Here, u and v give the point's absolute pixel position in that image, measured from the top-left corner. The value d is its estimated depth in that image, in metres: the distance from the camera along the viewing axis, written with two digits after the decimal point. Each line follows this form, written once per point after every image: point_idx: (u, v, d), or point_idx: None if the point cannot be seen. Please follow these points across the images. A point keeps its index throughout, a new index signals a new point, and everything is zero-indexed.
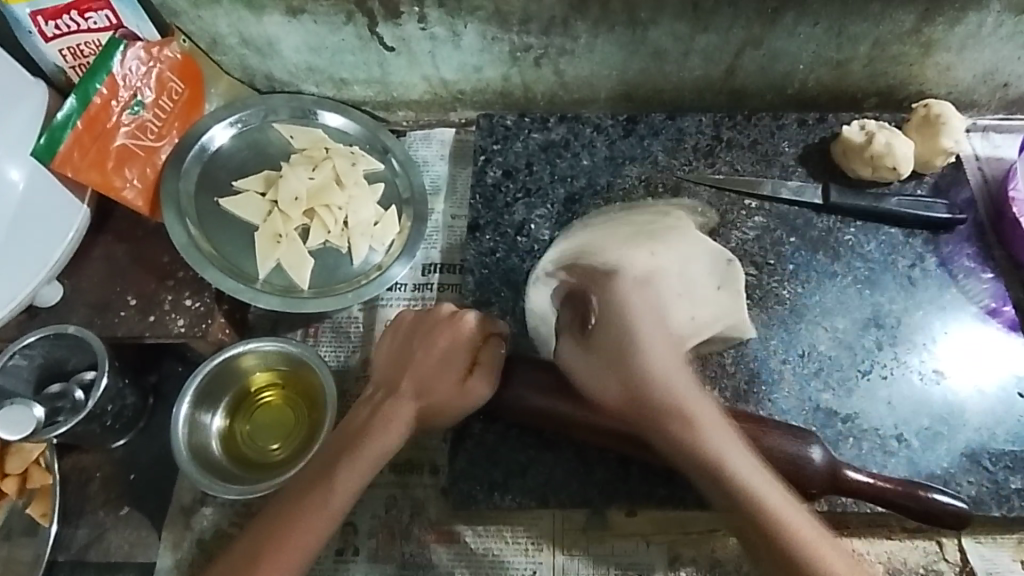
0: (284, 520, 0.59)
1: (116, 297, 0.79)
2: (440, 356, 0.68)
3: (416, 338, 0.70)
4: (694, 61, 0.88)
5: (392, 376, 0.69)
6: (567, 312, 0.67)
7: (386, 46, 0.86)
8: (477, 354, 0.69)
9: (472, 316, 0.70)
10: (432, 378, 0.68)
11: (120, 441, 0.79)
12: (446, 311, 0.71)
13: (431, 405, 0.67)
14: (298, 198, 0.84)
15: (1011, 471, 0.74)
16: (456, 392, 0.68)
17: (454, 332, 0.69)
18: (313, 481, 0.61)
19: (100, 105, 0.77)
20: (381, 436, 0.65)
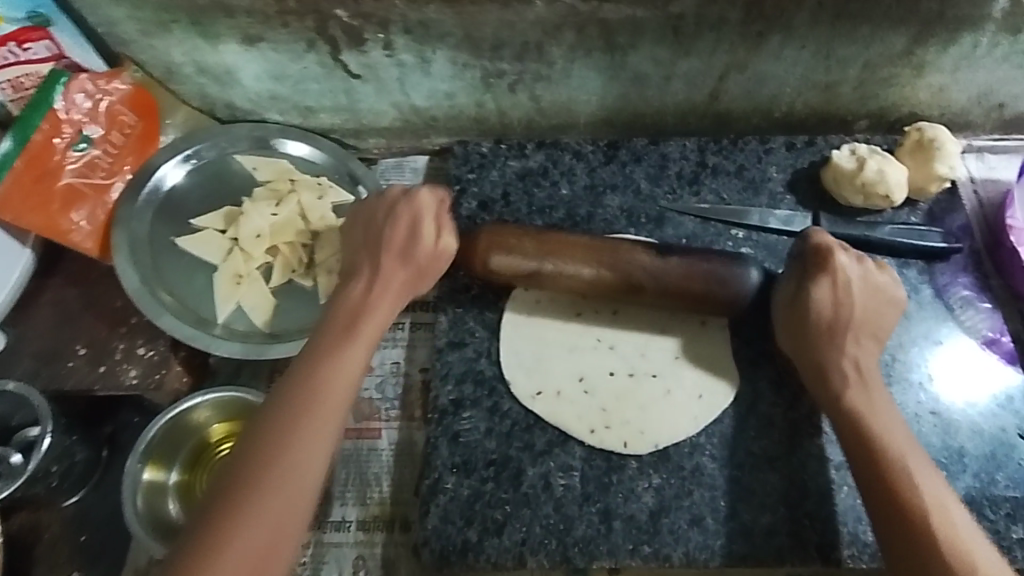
0: (278, 439, 0.57)
1: (66, 347, 0.74)
2: (405, 234, 0.68)
3: (375, 221, 0.69)
4: (676, 86, 0.84)
5: (361, 262, 0.68)
6: (786, 289, 0.68)
7: (351, 73, 0.81)
8: (439, 221, 0.70)
9: (426, 191, 0.70)
10: (403, 250, 0.68)
11: (71, 498, 0.74)
12: (398, 194, 0.70)
13: (406, 275, 0.67)
14: (260, 235, 0.79)
15: (1013, 519, 0.71)
16: (430, 256, 0.68)
17: (413, 209, 0.69)
18: (308, 381, 0.60)
19: (41, 143, 0.73)
20: (375, 313, 0.65)
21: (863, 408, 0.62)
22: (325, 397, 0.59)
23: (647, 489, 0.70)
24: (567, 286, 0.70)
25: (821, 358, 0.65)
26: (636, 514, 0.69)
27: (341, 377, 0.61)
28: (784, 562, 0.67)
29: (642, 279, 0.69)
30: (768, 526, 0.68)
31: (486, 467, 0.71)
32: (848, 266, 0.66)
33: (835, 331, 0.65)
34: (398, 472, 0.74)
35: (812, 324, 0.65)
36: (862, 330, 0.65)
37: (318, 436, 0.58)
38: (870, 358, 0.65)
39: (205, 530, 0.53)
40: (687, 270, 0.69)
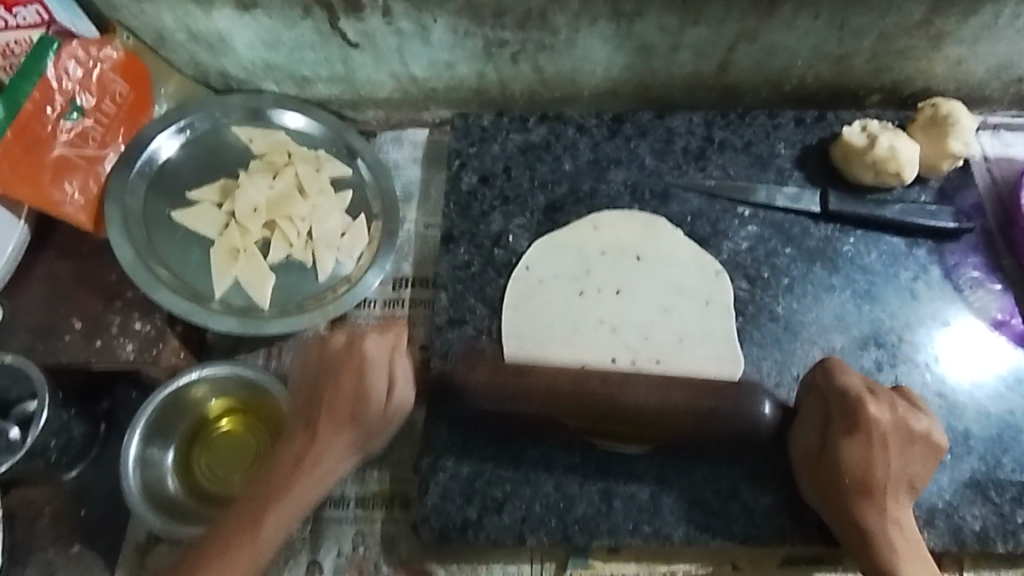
0: (222, 558, 0.59)
1: (61, 321, 0.74)
2: (353, 393, 0.64)
3: (324, 375, 0.65)
4: (684, 57, 0.81)
5: (298, 424, 0.64)
6: (809, 412, 0.65)
7: (349, 42, 0.79)
8: (391, 373, 0.65)
9: (373, 342, 0.65)
10: (354, 413, 0.63)
11: (71, 473, 0.74)
12: (343, 341, 0.66)
13: (357, 435, 0.64)
14: (256, 209, 0.78)
15: (1016, 502, 0.70)
16: (378, 419, 0.64)
17: (353, 362, 0.64)
18: (268, 497, 0.61)
19: (31, 112, 0.71)
20: (313, 478, 0.62)
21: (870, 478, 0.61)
22: (260, 534, 0.60)
23: (648, 468, 0.69)
24: (562, 397, 0.65)
25: (835, 454, 0.62)
26: (637, 493, 0.69)
27: (305, 492, 0.62)
28: (784, 541, 0.67)
29: (623, 403, 0.63)
30: (770, 507, 0.68)
31: (486, 445, 0.71)
32: (877, 409, 0.62)
33: (864, 435, 0.62)
34: (398, 449, 0.74)
35: (842, 473, 0.62)
36: (892, 438, 0.62)
37: (242, 562, 0.59)
38: (894, 464, 0.62)
39: (185, 571, 0.60)
40: (689, 403, 0.64)
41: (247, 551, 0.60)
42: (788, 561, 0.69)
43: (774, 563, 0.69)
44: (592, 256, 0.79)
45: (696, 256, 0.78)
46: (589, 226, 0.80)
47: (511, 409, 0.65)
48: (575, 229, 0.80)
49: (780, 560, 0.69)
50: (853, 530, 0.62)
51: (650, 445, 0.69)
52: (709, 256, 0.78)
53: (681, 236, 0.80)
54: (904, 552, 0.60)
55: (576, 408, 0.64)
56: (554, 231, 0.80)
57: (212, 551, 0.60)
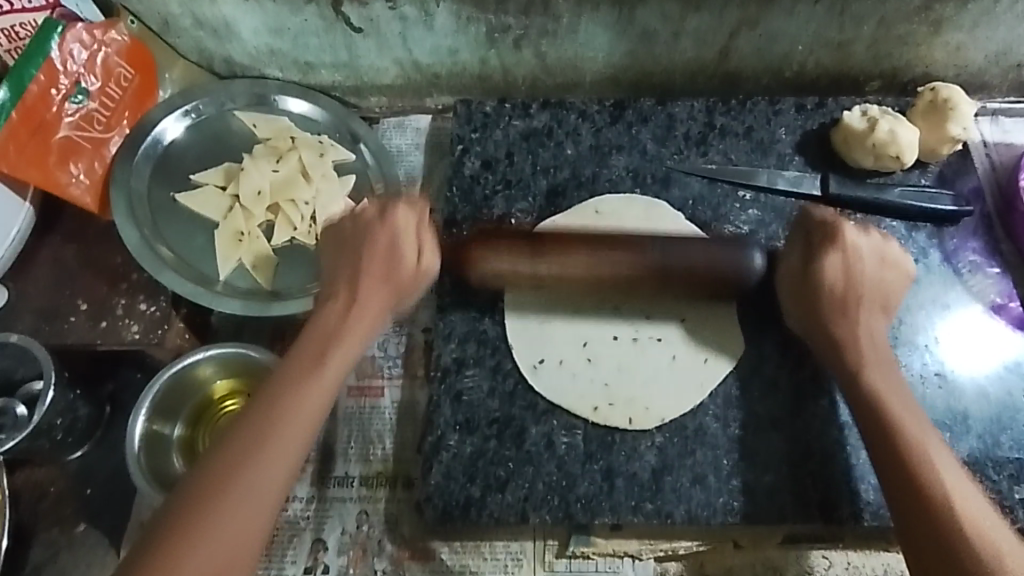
0: (255, 432, 0.56)
1: (66, 302, 0.74)
2: (387, 245, 0.67)
3: (358, 233, 0.67)
4: (685, 43, 0.82)
5: (340, 283, 0.66)
6: (792, 256, 0.70)
7: (353, 27, 0.79)
8: (420, 240, 0.68)
9: (403, 209, 0.68)
10: (386, 268, 0.66)
11: (75, 454, 0.74)
12: (374, 212, 0.68)
13: (390, 290, 0.66)
14: (261, 192, 0.79)
15: (1015, 481, 0.71)
16: (411, 276, 0.67)
17: (390, 233, 0.67)
18: (262, 414, 0.57)
19: (37, 94, 0.72)
20: (355, 329, 0.64)
21: (845, 337, 0.65)
22: (308, 399, 0.59)
23: (650, 447, 0.70)
24: (573, 250, 0.70)
25: (828, 326, 0.66)
26: (638, 472, 0.69)
27: (297, 418, 0.57)
28: (785, 520, 0.68)
29: (622, 270, 0.69)
30: (770, 486, 0.68)
31: (488, 425, 0.71)
32: (856, 240, 0.68)
33: (850, 302, 0.66)
34: (401, 430, 0.74)
35: (823, 298, 0.66)
36: (872, 295, 0.67)
37: (286, 449, 0.56)
38: (882, 352, 0.65)
39: (197, 480, 0.54)
40: (682, 254, 0.69)
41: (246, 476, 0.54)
42: (789, 539, 0.69)
43: (775, 541, 0.69)
44: None
45: None
46: (591, 210, 0.81)
47: (541, 275, 0.70)
48: (576, 214, 0.80)
49: (782, 538, 0.69)
50: (875, 416, 0.60)
51: (653, 422, 0.70)
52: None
53: (683, 220, 0.80)
54: (927, 436, 0.58)
55: (587, 259, 0.69)
56: (556, 216, 0.81)
57: (213, 480, 0.54)
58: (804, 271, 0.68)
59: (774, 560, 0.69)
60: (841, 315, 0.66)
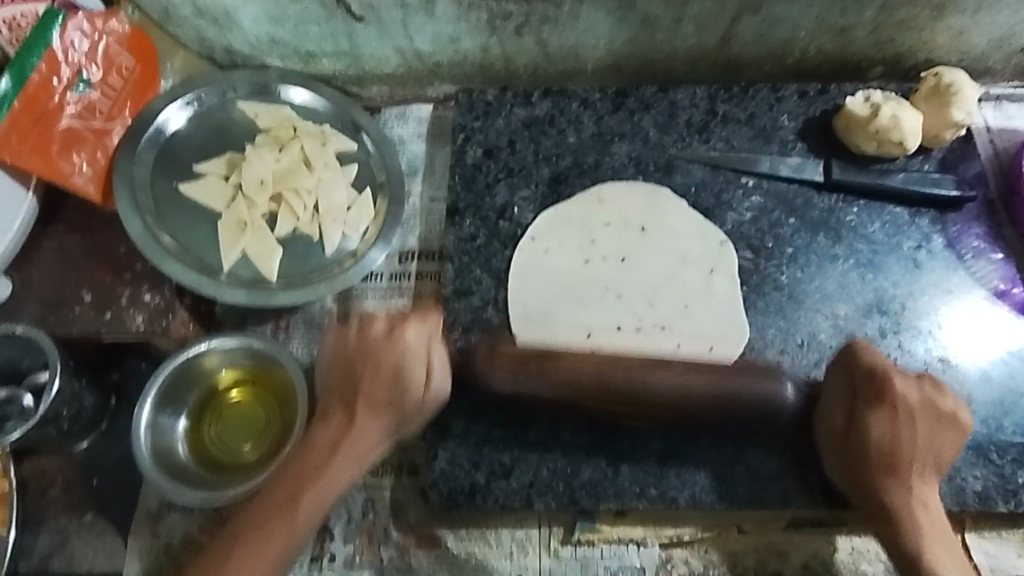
0: (245, 542, 0.59)
1: (70, 293, 0.74)
2: (391, 369, 0.64)
3: (360, 358, 0.65)
4: (687, 29, 0.82)
5: (335, 404, 0.65)
6: (835, 396, 0.65)
7: (353, 16, 0.79)
8: (428, 361, 0.66)
9: (412, 330, 0.66)
10: (391, 393, 0.64)
11: (82, 443, 0.75)
12: (384, 327, 0.66)
13: (391, 418, 0.64)
14: (263, 182, 0.79)
15: (1018, 464, 0.71)
16: (417, 406, 0.65)
17: (396, 353, 0.65)
18: (258, 509, 0.60)
19: (39, 83, 0.71)
20: (311, 493, 0.61)
21: (898, 505, 0.60)
22: (295, 514, 0.60)
23: (654, 434, 0.70)
24: (589, 380, 0.64)
25: (872, 481, 0.61)
26: (643, 459, 0.69)
27: (306, 508, 0.60)
28: (789, 504, 0.68)
29: (653, 389, 0.63)
30: (774, 470, 0.69)
31: (493, 412, 0.71)
32: (904, 392, 0.63)
33: (898, 463, 0.61)
34: None
35: (869, 456, 0.62)
36: (924, 468, 0.62)
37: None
38: (919, 437, 0.62)
39: None
40: (711, 408, 0.63)
41: None
42: (792, 524, 0.70)
43: (779, 525, 0.70)
44: (597, 228, 0.79)
45: (700, 227, 0.79)
46: (593, 198, 0.81)
47: (544, 381, 0.64)
48: (577, 201, 0.81)
49: (785, 523, 0.70)
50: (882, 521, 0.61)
51: (659, 421, 0.69)
52: (713, 227, 0.79)
53: (686, 208, 0.80)
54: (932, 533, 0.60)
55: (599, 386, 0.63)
56: (557, 205, 0.81)
57: None
58: (852, 389, 0.65)
59: (778, 544, 0.70)
60: (885, 442, 0.61)
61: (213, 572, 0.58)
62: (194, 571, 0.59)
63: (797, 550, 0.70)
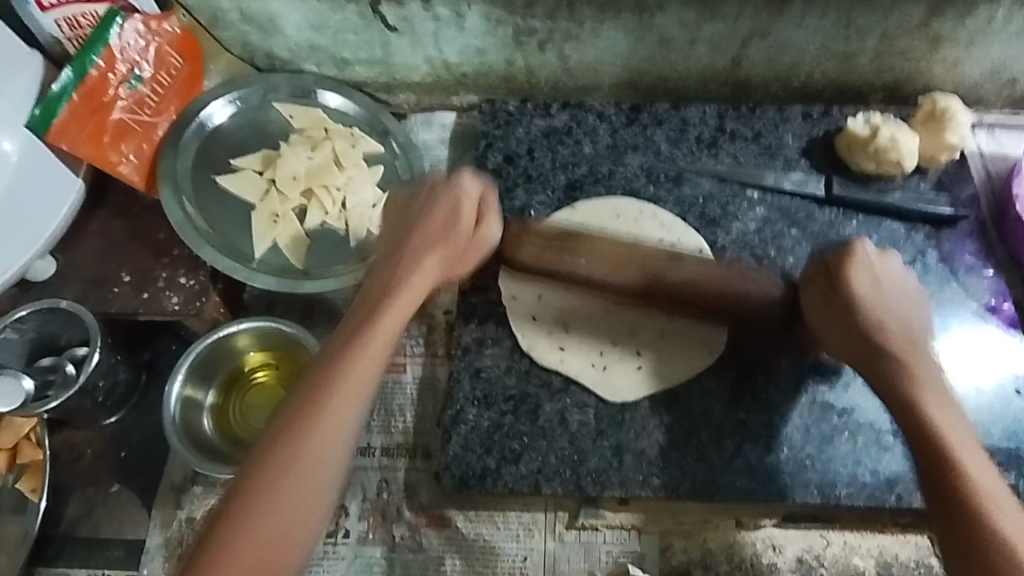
0: (322, 395, 0.55)
1: (110, 273, 0.78)
2: (446, 212, 0.67)
3: (421, 207, 0.68)
4: (700, 50, 0.87)
5: (397, 245, 0.66)
6: (838, 346, 0.66)
7: (389, 27, 0.85)
8: (481, 206, 0.68)
9: (467, 177, 0.69)
10: (443, 228, 0.66)
11: (112, 418, 0.78)
12: (443, 178, 0.70)
13: (447, 257, 0.66)
14: (296, 177, 0.83)
15: (1005, 469, 0.74)
16: (469, 239, 0.68)
17: (453, 198, 0.67)
18: (352, 340, 0.58)
19: (97, 78, 0.76)
20: (402, 296, 0.62)
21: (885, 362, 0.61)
22: (364, 349, 0.58)
23: (658, 426, 0.73)
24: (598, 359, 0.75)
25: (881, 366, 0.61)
26: (646, 449, 0.73)
27: (351, 383, 0.56)
28: (784, 499, 0.71)
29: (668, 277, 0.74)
30: (771, 465, 0.72)
31: (505, 401, 0.75)
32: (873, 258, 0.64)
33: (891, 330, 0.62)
34: (421, 404, 0.79)
35: (869, 336, 0.62)
36: (939, 394, 0.58)
37: (353, 402, 0.56)
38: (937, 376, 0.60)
39: (279, 439, 0.53)
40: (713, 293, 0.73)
41: (325, 420, 0.54)
42: (787, 518, 0.73)
43: (774, 519, 0.73)
44: None
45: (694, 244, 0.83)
46: (611, 213, 0.84)
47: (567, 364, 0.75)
48: (558, 217, 0.84)
49: (780, 517, 0.73)
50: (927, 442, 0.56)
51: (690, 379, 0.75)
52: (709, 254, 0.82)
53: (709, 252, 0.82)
54: (962, 437, 0.55)
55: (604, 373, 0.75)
56: (539, 220, 0.84)
57: (289, 434, 0.53)
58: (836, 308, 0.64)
59: (771, 536, 0.74)
60: (880, 350, 0.61)
61: (310, 414, 0.54)
62: (287, 417, 0.55)
63: (790, 543, 0.73)
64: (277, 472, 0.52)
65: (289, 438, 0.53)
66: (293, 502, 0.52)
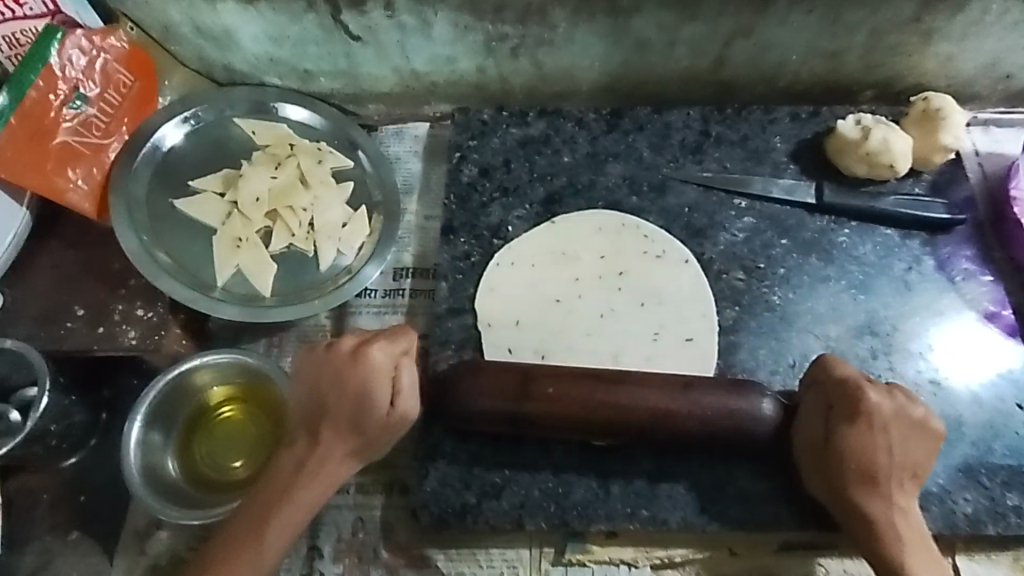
0: (227, 557, 0.60)
1: (63, 308, 0.74)
2: (353, 406, 0.63)
3: (329, 377, 0.64)
4: (680, 52, 0.83)
5: (307, 425, 0.64)
6: (811, 413, 0.64)
7: (351, 36, 0.80)
8: (394, 382, 0.63)
9: (377, 348, 0.64)
10: (354, 422, 0.63)
11: (70, 460, 0.74)
12: (348, 348, 0.64)
13: (356, 443, 0.63)
14: (260, 199, 0.79)
15: (1008, 487, 0.71)
16: (381, 427, 0.63)
17: (359, 372, 0.63)
18: (246, 533, 0.60)
19: (36, 100, 0.73)
20: (302, 493, 0.62)
21: (858, 445, 0.61)
22: (261, 549, 0.60)
23: (646, 454, 0.70)
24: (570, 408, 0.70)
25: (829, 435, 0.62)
26: (635, 479, 0.69)
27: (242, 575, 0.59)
28: (779, 527, 0.68)
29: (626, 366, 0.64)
30: (766, 492, 0.68)
31: (484, 431, 0.71)
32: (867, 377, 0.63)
33: (859, 416, 0.62)
34: (397, 436, 0.75)
35: (832, 403, 0.63)
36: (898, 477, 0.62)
37: (261, 560, 0.60)
38: (895, 452, 0.62)
39: None
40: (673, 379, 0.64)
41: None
42: (785, 546, 0.70)
43: (771, 547, 0.70)
44: (592, 258, 0.79)
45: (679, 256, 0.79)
46: (594, 227, 0.81)
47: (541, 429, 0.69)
48: (537, 232, 0.80)
49: (778, 545, 0.69)
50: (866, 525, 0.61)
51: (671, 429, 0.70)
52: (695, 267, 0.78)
53: (695, 264, 0.79)
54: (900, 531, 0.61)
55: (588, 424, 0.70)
56: (515, 240, 0.80)
57: None
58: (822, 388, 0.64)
59: (769, 567, 0.69)
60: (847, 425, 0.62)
61: (221, 570, 0.59)
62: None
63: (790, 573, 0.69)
64: None
65: None
66: None
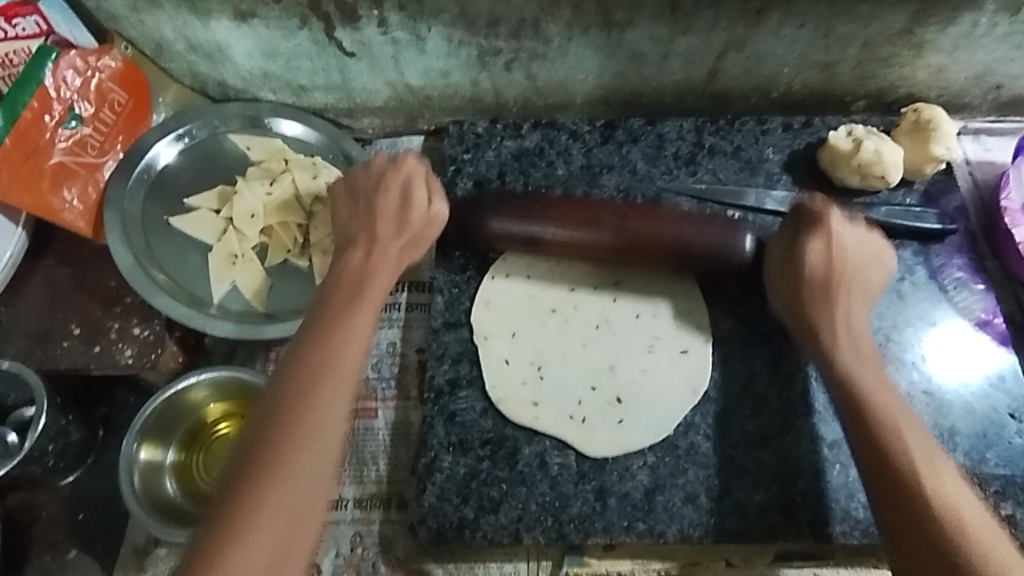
0: (284, 426, 0.53)
1: (58, 327, 0.74)
2: (396, 201, 0.70)
3: (364, 229, 0.68)
4: (673, 64, 0.83)
5: (346, 282, 0.65)
6: (792, 304, 0.69)
7: (345, 51, 0.80)
8: (427, 186, 0.71)
9: (411, 159, 0.72)
10: (397, 216, 0.69)
11: (67, 478, 0.74)
12: (385, 163, 0.72)
13: (406, 239, 0.69)
14: (254, 215, 0.78)
15: (1001, 496, 0.72)
16: (423, 220, 0.70)
17: (395, 206, 0.70)
18: (281, 397, 0.55)
19: (29, 121, 0.73)
20: (348, 354, 0.59)
21: (822, 317, 0.67)
22: (337, 379, 0.57)
23: (642, 467, 0.70)
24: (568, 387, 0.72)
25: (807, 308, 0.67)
26: (631, 492, 0.69)
27: (309, 451, 0.53)
28: (776, 539, 0.68)
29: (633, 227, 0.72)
30: (761, 504, 0.69)
31: (482, 446, 0.71)
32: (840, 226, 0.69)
33: (831, 287, 0.67)
34: (394, 451, 0.75)
35: (805, 280, 0.68)
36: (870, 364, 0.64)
37: (326, 417, 0.55)
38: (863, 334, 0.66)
39: (231, 485, 0.51)
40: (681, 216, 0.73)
41: (292, 447, 0.53)
42: (781, 557, 0.70)
43: (767, 559, 0.70)
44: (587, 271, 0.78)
45: None
46: None
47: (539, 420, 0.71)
48: None
49: (775, 557, 0.70)
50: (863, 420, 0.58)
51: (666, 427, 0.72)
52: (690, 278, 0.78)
53: None
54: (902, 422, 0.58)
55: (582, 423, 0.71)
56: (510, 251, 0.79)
57: (258, 475, 0.51)
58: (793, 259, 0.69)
59: None
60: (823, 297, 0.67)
61: (281, 434, 0.53)
62: (253, 456, 0.52)
63: None
64: (239, 522, 0.49)
65: (255, 471, 0.51)
66: (286, 524, 0.50)
